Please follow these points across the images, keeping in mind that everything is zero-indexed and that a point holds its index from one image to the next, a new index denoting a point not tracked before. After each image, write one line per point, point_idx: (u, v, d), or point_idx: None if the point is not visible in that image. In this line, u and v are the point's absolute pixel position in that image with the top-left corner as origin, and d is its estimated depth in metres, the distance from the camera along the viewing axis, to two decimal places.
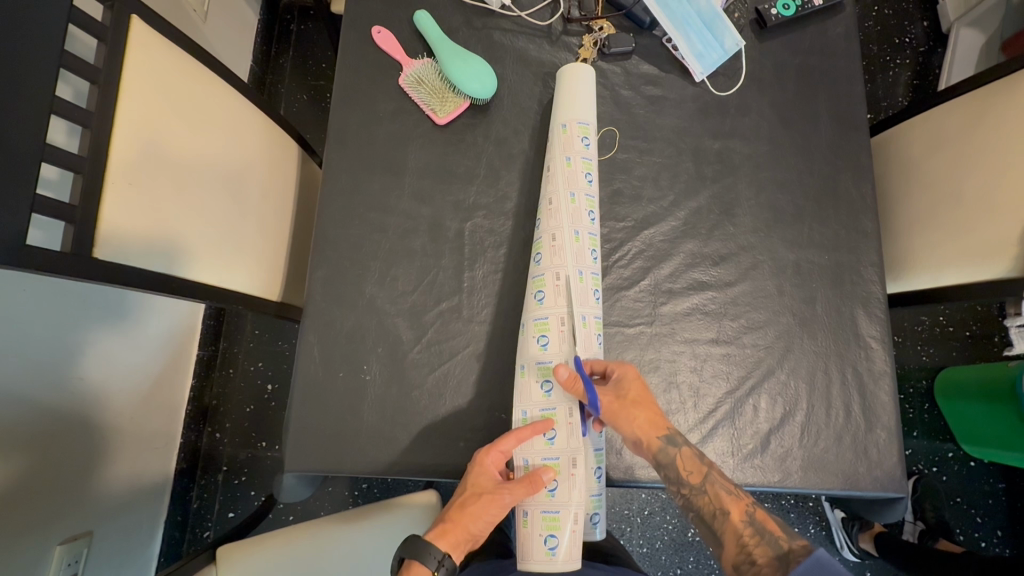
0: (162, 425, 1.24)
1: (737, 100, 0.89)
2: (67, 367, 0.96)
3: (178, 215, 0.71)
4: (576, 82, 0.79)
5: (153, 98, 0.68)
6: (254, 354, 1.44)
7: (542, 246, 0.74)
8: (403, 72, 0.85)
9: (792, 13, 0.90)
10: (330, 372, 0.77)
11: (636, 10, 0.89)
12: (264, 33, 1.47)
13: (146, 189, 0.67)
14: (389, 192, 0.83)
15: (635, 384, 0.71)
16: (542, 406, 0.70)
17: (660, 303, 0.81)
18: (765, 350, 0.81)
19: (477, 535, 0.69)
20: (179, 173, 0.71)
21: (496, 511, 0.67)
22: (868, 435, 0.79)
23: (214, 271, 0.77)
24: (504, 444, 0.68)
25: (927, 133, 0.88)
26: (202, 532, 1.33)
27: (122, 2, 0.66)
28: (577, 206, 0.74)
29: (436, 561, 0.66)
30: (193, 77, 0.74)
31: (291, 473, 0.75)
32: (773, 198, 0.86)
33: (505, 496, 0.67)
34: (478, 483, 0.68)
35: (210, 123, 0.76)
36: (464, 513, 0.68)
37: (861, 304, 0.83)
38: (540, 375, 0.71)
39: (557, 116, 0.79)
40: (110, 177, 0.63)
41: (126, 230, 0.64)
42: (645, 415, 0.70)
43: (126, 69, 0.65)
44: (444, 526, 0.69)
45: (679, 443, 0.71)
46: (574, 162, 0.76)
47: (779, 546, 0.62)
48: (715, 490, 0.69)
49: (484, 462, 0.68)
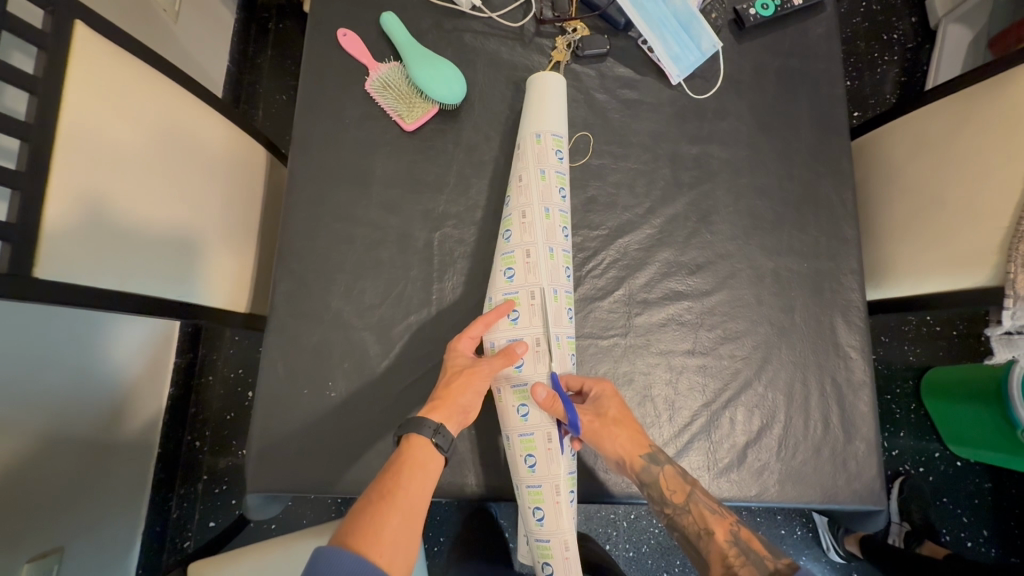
0: (139, 435, 1.20)
1: (715, 104, 0.87)
2: (31, 383, 0.91)
3: (130, 218, 0.68)
4: (551, 94, 0.77)
5: (102, 95, 0.65)
6: (234, 361, 1.40)
7: (515, 262, 0.71)
8: (370, 76, 0.82)
9: (771, 13, 0.87)
10: (295, 388, 0.74)
11: (611, 11, 0.86)
12: (242, 32, 1.42)
13: (95, 190, 0.64)
14: (355, 202, 0.80)
15: (613, 402, 0.71)
16: (521, 431, 0.68)
17: (634, 314, 0.79)
18: (743, 361, 0.79)
19: (468, 408, 0.65)
20: (132, 186, 0.68)
21: (479, 385, 0.65)
22: (847, 446, 0.77)
23: (166, 280, 0.74)
24: (472, 330, 0.68)
25: (912, 135, 0.86)
26: (181, 542, 1.30)
27: (64, 6, 0.62)
28: (551, 222, 0.72)
29: (431, 430, 0.62)
30: (147, 77, 0.72)
31: (255, 494, 0.73)
32: (751, 205, 0.84)
33: (485, 365, 0.65)
34: (454, 362, 0.66)
35: (166, 124, 0.74)
36: (446, 391, 0.64)
37: (840, 313, 0.81)
38: (517, 399, 0.69)
39: (531, 125, 0.76)
40: (54, 177, 0.59)
41: (72, 233, 0.62)
42: (626, 433, 0.69)
43: (71, 66, 0.62)
44: (434, 402, 0.64)
45: (661, 462, 0.69)
46: (548, 176, 0.74)
47: (765, 566, 0.61)
48: (698, 509, 0.67)
49: (456, 348, 0.67)
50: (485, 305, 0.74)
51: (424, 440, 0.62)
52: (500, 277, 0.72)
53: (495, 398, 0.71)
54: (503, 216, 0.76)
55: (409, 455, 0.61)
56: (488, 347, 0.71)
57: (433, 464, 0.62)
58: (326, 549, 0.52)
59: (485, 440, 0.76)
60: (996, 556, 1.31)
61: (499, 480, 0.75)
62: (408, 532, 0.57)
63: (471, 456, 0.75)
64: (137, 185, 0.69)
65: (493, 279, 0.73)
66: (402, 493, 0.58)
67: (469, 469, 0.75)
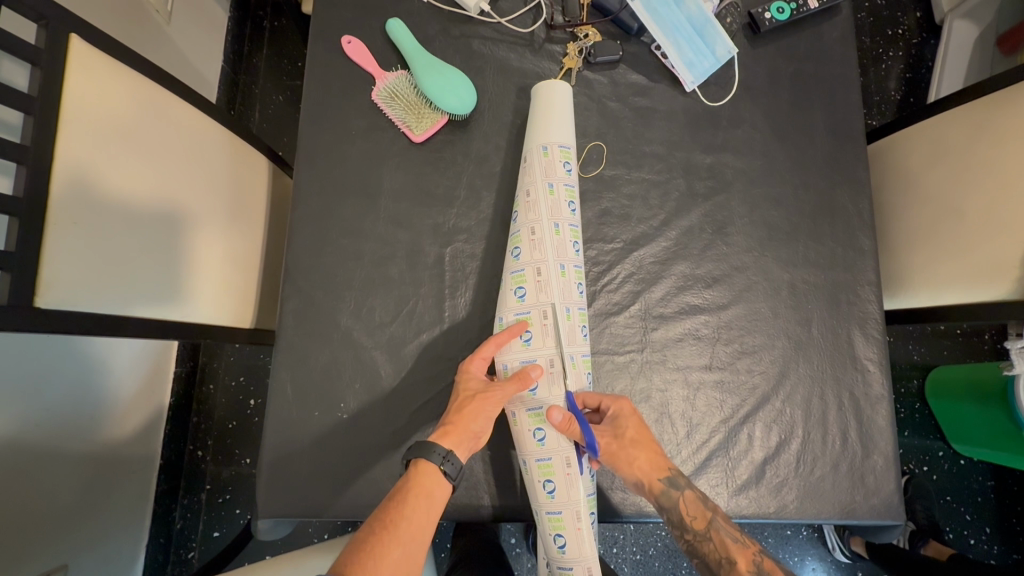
0: (140, 447, 1.12)
1: (730, 111, 0.85)
2: (24, 411, 0.82)
3: (132, 223, 0.66)
4: (558, 104, 0.74)
5: (103, 97, 0.63)
6: (235, 367, 1.31)
7: (526, 281, 0.69)
8: (376, 85, 0.80)
9: (787, 17, 0.85)
10: (305, 410, 0.73)
11: (623, 15, 0.83)
12: (237, 31, 1.38)
13: (97, 193, 0.62)
14: (363, 216, 0.78)
15: (631, 422, 0.69)
16: (538, 455, 0.67)
17: (651, 329, 0.78)
18: (761, 376, 0.78)
19: (479, 433, 0.63)
20: (133, 196, 0.66)
21: (492, 410, 0.63)
22: (865, 461, 0.77)
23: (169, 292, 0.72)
24: (485, 350, 0.66)
25: (929, 143, 0.85)
26: (185, 553, 1.22)
27: (60, 19, 0.59)
28: (562, 238, 0.70)
29: (441, 457, 0.60)
30: (148, 81, 0.69)
31: (267, 518, 0.71)
32: (767, 215, 0.83)
33: (499, 391, 0.64)
34: (467, 387, 0.65)
35: (166, 128, 0.72)
36: (459, 417, 0.62)
37: (858, 325, 0.80)
38: (533, 423, 0.67)
39: (536, 137, 0.74)
40: (57, 181, 0.57)
41: (76, 238, 0.60)
42: (644, 455, 0.68)
43: (71, 67, 0.59)
44: (445, 427, 0.62)
45: (681, 485, 0.68)
46: (556, 190, 0.72)
47: None
48: (720, 538, 0.67)
49: (468, 369, 0.66)
50: (496, 325, 0.72)
51: (433, 468, 0.61)
52: (511, 296, 0.70)
53: (510, 421, 0.70)
54: (511, 232, 0.74)
55: (416, 483, 0.60)
56: (501, 369, 0.70)
57: (438, 494, 0.61)
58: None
59: (501, 459, 0.75)
60: (998, 553, 1.27)
61: (515, 500, 0.74)
62: (406, 567, 0.55)
63: (486, 476, 0.74)
64: (135, 207, 0.67)
65: (503, 298, 0.71)
66: (403, 526, 0.57)
67: (484, 488, 0.74)
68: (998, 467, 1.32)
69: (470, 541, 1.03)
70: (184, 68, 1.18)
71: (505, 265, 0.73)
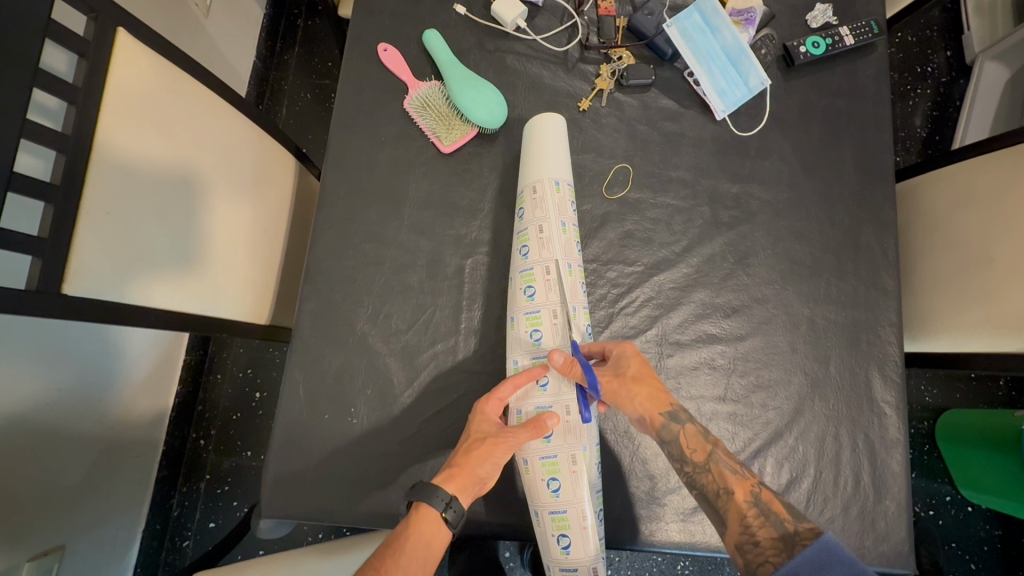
0: (144, 433, 1.11)
1: (759, 142, 0.84)
2: (34, 403, 0.83)
3: (162, 203, 0.67)
4: (554, 137, 0.75)
5: (141, 82, 0.64)
6: (243, 360, 1.31)
7: (542, 323, 0.69)
8: (409, 94, 0.80)
9: (822, 52, 0.85)
10: (316, 411, 0.73)
11: (659, 40, 0.83)
12: (270, 28, 1.39)
13: (132, 171, 0.63)
14: (387, 222, 0.78)
15: (634, 361, 0.69)
16: (551, 507, 0.66)
17: (666, 355, 0.78)
18: (775, 412, 0.77)
19: (484, 478, 0.63)
20: (164, 179, 0.67)
21: (500, 456, 0.63)
22: (877, 506, 0.75)
23: (189, 283, 0.72)
24: (502, 393, 0.65)
25: (958, 184, 0.84)
26: (181, 542, 1.22)
27: (109, 13, 0.60)
28: (574, 279, 0.70)
29: (443, 503, 0.60)
30: (183, 72, 0.70)
31: (270, 517, 0.71)
32: (791, 248, 0.82)
33: (511, 438, 0.63)
34: (479, 429, 0.65)
35: (200, 118, 0.73)
36: (470, 459, 0.62)
37: (876, 367, 0.79)
38: (546, 473, 0.66)
39: (545, 171, 0.73)
40: (96, 157, 0.58)
41: (108, 216, 0.60)
42: (645, 391, 0.68)
43: (115, 52, 0.61)
44: (451, 471, 0.62)
45: (682, 420, 0.68)
46: (568, 229, 0.72)
47: (784, 528, 0.59)
48: (719, 469, 0.65)
49: (484, 410, 0.66)
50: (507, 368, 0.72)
51: (433, 514, 0.60)
52: (526, 339, 0.70)
53: (521, 469, 0.69)
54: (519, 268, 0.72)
55: (415, 530, 0.60)
56: (514, 414, 0.69)
57: (440, 539, 0.61)
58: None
59: (506, 475, 0.74)
60: None
61: (518, 519, 0.73)
62: None
63: (490, 492, 0.74)
64: (166, 199, 0.68)
65: (517, 342, 0.70)
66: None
67: (487, 506, 0.74)
68: (1005, 518, 1.29)
69: (465, 556, 1.02)
70: (218, 63, 1.20)
71: (516, 304, 0.71)
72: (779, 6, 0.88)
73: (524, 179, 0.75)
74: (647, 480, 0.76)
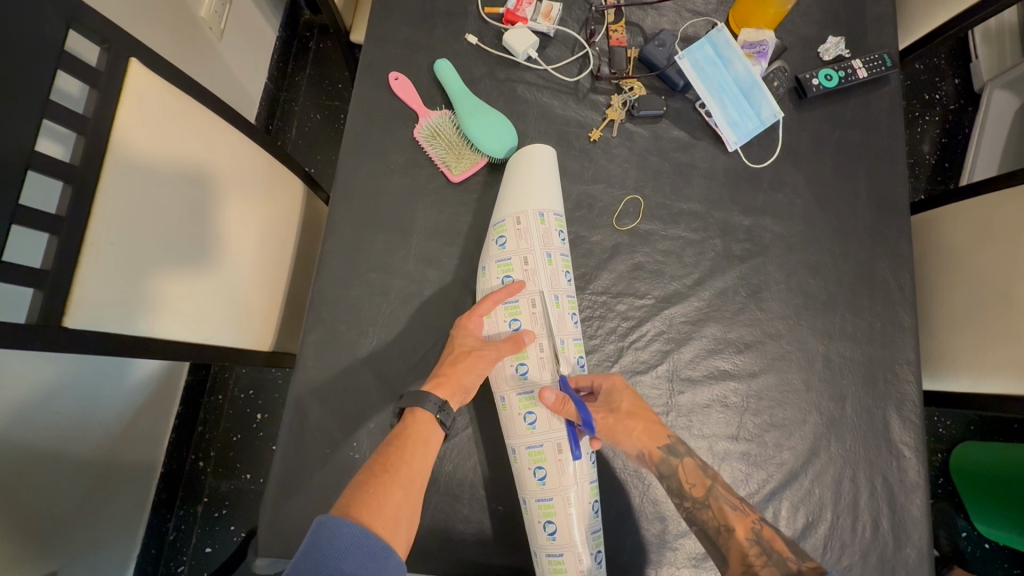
0: (143, 455, 1.09)
1: (771, 174, 0.83)
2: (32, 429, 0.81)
3: (167, 228, 0.66)
4: (539, 167, 0.74)
5: (153, 109, 0.64)
6: (246, 380, 1.29)
7: (528, 357, 0.68)
8: (419, 122, 0.80)
9: (834, 85, 0.84)
10: (318, 445, 0.71)
11: (670, 71, 0.83)
12: (283, 50, 1.41)
13: (141, 196, 0.62)
14: (393, 252, 0.77)
15: (625, 395, 0.68)
16: (549, 550, 0.65)
17: (677, 392, 0.76)
18: (790, 453, 0.75)
19: (471, 388, 0.65)
20: (172, 204, 0.67)
21: (485, 368, 0.65)
22: (897, 553, 0.73)
23: (189, 309, 0.70)
24: (482, 309, 0.67)
25: (979, 219, 0.81)
26: (176, 567, 1.19)
27: (121, 43, 0.60)
28: (562, 310, 0.70)
29: (435, 406, 0.63)
30: (193, 102, 0.70)
31: (266, 555, 0.69)
32: (804, 283, 0.80)
33: (494, 350, 0.65)
34: (463, 342, 0.66)
35: (209, 144, 0.72)
36: (457, 367, 0.64)
37: (894, 408, 0.77)
38: (542, 514, 0.65)
39: (531, 201, 0.72)
40: (104, 184, 0.58)
41: (114, 244, 0.59)
42: (642, 425, 0.67)
43: (128, 80, 0.61)
44: (439, 378, 0.64)
45: (680, 453, 0.66)
46: (554, 260, 0.71)
47: (788, 568, 0.56)
48: (719, 505, 0.63)
49: (466, 325, 0.67)
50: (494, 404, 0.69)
51: (428, 416, 0.63)
52: (511, 372, 0.68)
53: (522, 510, 0.68)
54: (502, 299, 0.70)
55: (412, 429, 0.62)
56: (509, 454, 0.68)
57: (432, 442, 0.63)
58: (330, 518, 0.49)
59: (511, 515, 0.72)
60: None
61: (523, 562, 0.71)
62: (405, 509, 0.56)
63: (495, 534, 0.71)
64: (172, 222, 0.67)
65: (501, 374, 0.68)
66: (397, 493, 0.55)
67: (492, 547, 0.71)
68: None
69: None
70: (230, 85, 1.21)
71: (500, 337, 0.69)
72: (791, 38, 0.88)
73: (507, 207, 0.72)
74: (658, 522, 0.73)
